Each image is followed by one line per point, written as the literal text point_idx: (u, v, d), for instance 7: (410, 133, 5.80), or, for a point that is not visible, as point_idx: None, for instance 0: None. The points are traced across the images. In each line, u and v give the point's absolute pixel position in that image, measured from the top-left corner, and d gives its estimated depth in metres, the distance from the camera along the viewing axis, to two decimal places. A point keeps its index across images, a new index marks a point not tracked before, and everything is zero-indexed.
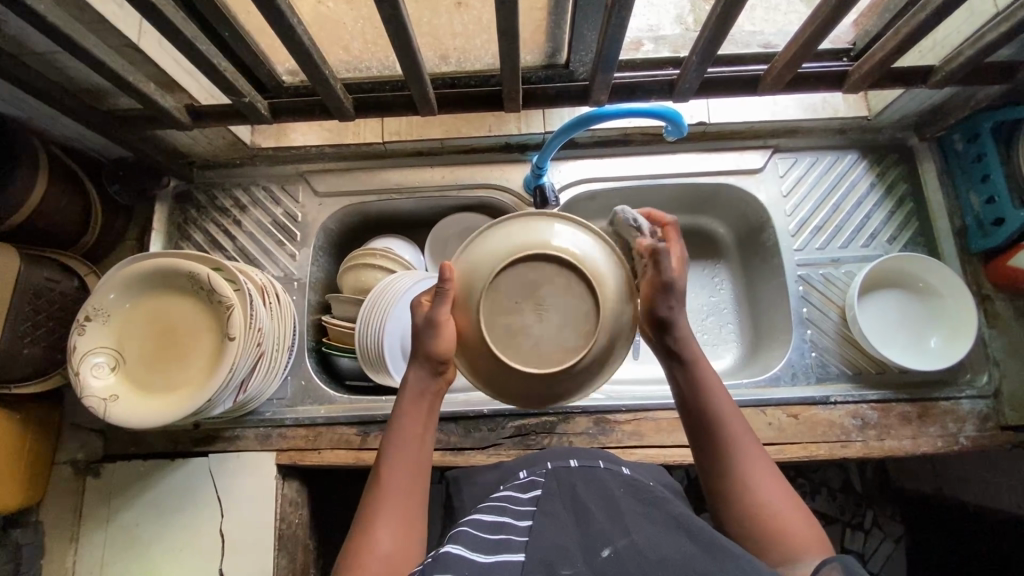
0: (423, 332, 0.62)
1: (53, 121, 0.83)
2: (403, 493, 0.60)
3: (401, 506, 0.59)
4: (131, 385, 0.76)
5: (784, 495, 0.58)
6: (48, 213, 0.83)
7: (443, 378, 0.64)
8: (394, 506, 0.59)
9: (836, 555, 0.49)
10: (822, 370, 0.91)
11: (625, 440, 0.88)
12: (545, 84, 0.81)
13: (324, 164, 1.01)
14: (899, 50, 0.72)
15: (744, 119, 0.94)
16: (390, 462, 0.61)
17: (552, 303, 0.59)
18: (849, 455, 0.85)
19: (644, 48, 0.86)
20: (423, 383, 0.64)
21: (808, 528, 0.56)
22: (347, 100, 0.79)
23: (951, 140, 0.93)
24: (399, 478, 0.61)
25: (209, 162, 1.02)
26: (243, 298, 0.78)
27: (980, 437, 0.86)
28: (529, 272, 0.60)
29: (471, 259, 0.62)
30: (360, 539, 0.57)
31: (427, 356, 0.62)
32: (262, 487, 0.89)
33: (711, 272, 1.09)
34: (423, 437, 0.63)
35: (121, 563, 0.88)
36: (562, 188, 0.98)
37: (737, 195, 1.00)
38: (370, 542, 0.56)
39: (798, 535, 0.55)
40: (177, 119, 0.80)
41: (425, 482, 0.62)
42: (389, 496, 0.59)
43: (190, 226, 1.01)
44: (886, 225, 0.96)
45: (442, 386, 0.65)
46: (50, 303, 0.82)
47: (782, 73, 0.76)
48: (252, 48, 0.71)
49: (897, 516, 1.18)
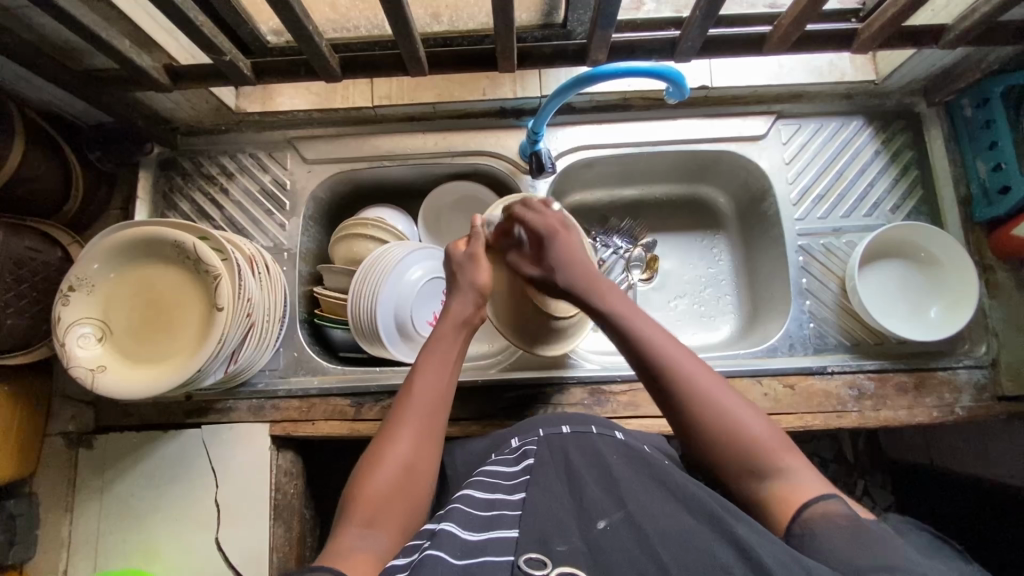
0: (465, 266, 0.77)
1: (26, 81, 0.79)
2: (426, 413, 0.66)
3: (422, 424, 0.65)
4: (120, 357, 0.75)
5: (753, 414, 0.61)
6: (27, 180, 0.80)
7: (479, 315, 0.75)
8: (417, 422, 0.65)
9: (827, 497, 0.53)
10: (819, 341, 0.90)
11: (620, 410, 0.88)
12: (540, 43, 0.78)
13: (313, 129, 0.98)
14: (912, 6, 0.68)
15: (747, 83, 0.91)
16: (418, 384, 0.67)
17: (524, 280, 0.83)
18: (845, 425, 0.85)
19: (646, 8, 0.82)
20: (464, 313, 0.73)
21: (779, 441, 0.59)
22: (334, 60, 0.75)
23: (960, 106, 0.90)
24: (424, 399, 0.66)
25: (193, 128, 0.98)
26: (232, 267, 0.76)
27: (976, 406, 0.86)
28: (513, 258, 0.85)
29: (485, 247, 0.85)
30: (380, 449, 0.62)
31: (472, 285, 0.75)
32: (256, 458, 0.89)
33: (710, 242, 1.07)
34: (449, 362, 0.70)
35: (117, 533, 0.88)
36: (560, 155, 0.96)
37: (738, 163, 0.97)
38: (390, 450, 0.62)
39: (775, 451, 0.58)
40: (156, 80, 0.76)
41: (447, 408, 0.68)
42: (413, 412, 0.65)
43: (176, 195, 0.98)
44: (890, 193, 0.94)
45: (477, 318, 0.75)
46: (32, 273, 0.80)
47: (789, 31, 0.72)
48: (232, 3, 0.67)
49: (887, 484, 1.19)
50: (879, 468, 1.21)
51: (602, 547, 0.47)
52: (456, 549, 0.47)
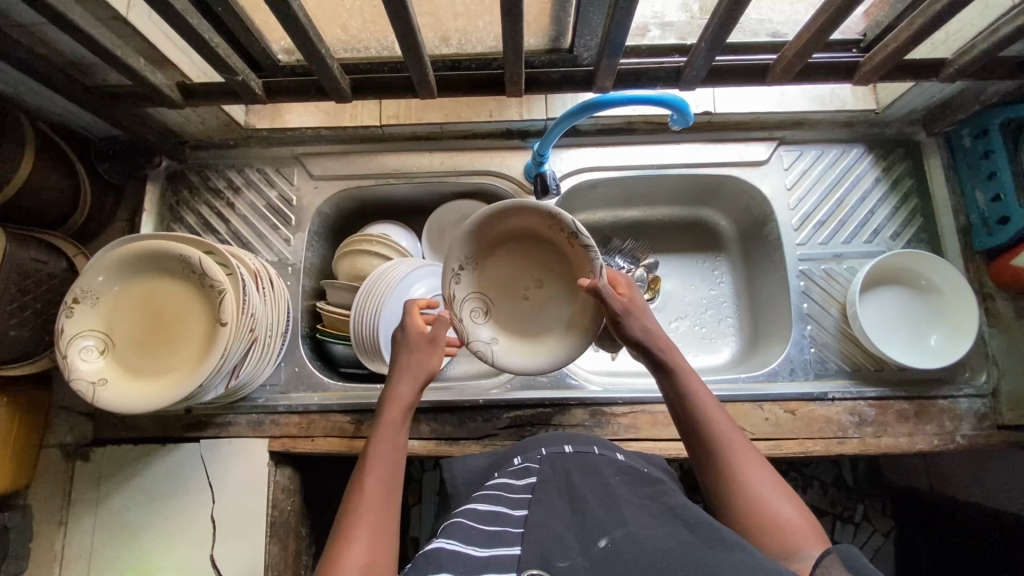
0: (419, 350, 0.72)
1: (38, 95, 0.80)
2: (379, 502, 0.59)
3: (377, 515, 0.58)
4: (122, 370, 0.75)
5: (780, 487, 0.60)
6: (35, 193, 0.80)
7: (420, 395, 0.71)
8: (371, 517, 0.57)
9: (835, 547, 0.48)
10: (820, 366, 0.90)
11: (621, 432, 0.88)
12: (548, 69, 0.79)
13: (321, 146, 0.99)
14: (912, 42, 0.69)
15: (749, 110, 0.92)
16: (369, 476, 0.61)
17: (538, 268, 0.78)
18: (845, 451, 0.85)
19: (651, 34, 0.84)
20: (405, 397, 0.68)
21: (806, 524, 0.57)
22: (344, 80, 0.77)
23: (959, 136, 0.92)
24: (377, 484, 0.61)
25: (202, 142, 0.99)
26: (236, 283, 0.76)
27: (976, 435, 0.86)
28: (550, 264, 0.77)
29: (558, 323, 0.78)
30: (335, 553, 0.54)
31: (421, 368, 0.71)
32: (254, 475, 0.88)
33: (711, 265, 1.08)
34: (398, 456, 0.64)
35: (110, 548, 0.87)
36: (564, 176, 0.97)
37: (740, 187, 0.98)
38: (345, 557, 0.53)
39: (795, 529, 0.56)
40: (168, 96, 0.77)
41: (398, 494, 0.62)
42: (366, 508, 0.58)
43: (182, 208, 0.98)
44: (890, 221, 0.95)
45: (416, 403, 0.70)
46: (37, 284, 0.80)
47: (792, 63, 0.74)
48: (247, 24, 0.68)
49: (887, 510, 1.18)
50: (879, 494, 1.19)
51: (603, 561, 0.46)
52: (459, 566, 0.47)
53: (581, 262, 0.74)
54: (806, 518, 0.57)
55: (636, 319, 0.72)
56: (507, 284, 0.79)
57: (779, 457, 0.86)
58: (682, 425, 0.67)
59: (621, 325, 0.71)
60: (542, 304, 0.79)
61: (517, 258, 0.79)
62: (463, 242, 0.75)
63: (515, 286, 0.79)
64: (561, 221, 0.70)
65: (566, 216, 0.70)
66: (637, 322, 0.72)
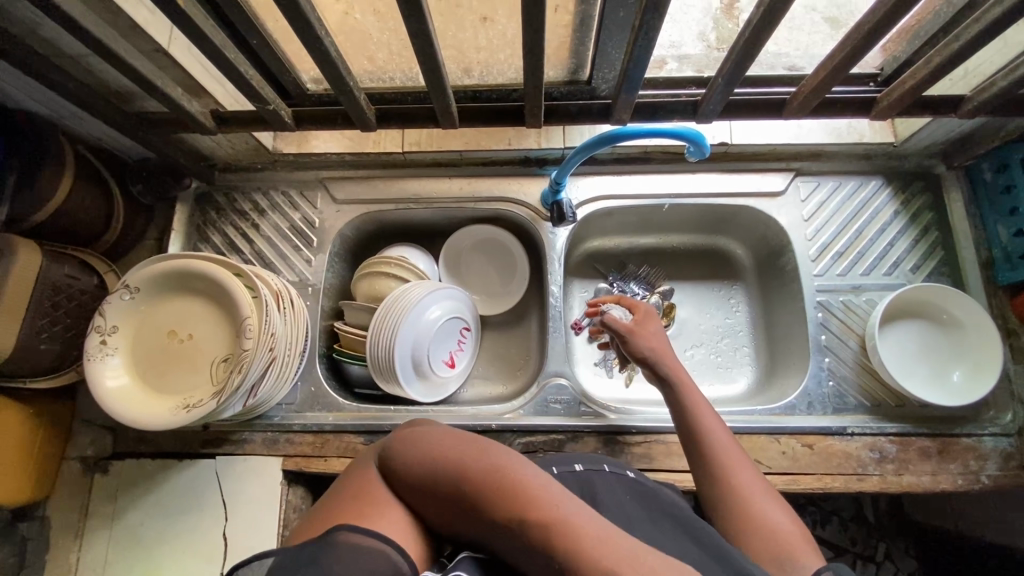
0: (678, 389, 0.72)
1: (81, 121, 0.84)
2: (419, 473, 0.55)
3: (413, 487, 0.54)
4: (142, 388, 0.77)
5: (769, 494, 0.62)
6: (73, 211, 0.84)
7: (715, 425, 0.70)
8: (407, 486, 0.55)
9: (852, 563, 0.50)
10: (839, 400, 0.89)
11: (635, 462, 0.87)
12: (566, 101, 0.82)
13: (344, 171, 1.02)
14: (929, 80, 0.70)
15: (767, 142, 0.93)
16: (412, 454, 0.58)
17: (210, 318, 0.80)
18: (865, 488, 0.84)
19: (668, 67, 0.85)
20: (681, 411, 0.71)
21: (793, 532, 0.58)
22: (370, 110, 0.80)
23: (979, 170, 0.92)
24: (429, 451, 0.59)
25: (230, 165, 1.03)
26: (261, 305, 0.78)
27: (1002, 475, 0.84)
28: (186, 314, 0.80)
29: (199, 361, 0.79)
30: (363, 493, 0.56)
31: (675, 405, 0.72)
32: (268, 493, 0.89)
33: (728, 293, 1.08)
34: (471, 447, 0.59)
35: (122, 563, 0.88)
36: (580, 204, 0.98)
37: (757, 217, 0.99)
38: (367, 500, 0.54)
39: (783, 537, 0.57)
40: (202, 123, 0.81)
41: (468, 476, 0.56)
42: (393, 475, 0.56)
43: (209, 228, 1.02)
44: (910, 253, 0.94)
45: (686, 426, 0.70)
46: (68, 300, 0.83)
47: (809, 98, 0.75)
48: (279, 58, 0.72)
49: (910, 551, 1.15)
50: (901, 535, 1.16)
51: None
52: None
53: (205, 272, 0.77)
54: (795, 527, 0.59)
55: (646, 342, 0.77)
56: (160, 344, 0.79)
57: (795, 492, 0.85)
58: (684, 435, 0.70)
59: (629, 342, 0.78)
60: (219, 319, 0.80)
61: (164, 303, 0.80)
62: (178, 314, 0.80)
63: (159, 333, 0.80)
64: (151, 277, 0.78)
65: (149, 272, 0.78)
66: (646, 337, 0.78)
